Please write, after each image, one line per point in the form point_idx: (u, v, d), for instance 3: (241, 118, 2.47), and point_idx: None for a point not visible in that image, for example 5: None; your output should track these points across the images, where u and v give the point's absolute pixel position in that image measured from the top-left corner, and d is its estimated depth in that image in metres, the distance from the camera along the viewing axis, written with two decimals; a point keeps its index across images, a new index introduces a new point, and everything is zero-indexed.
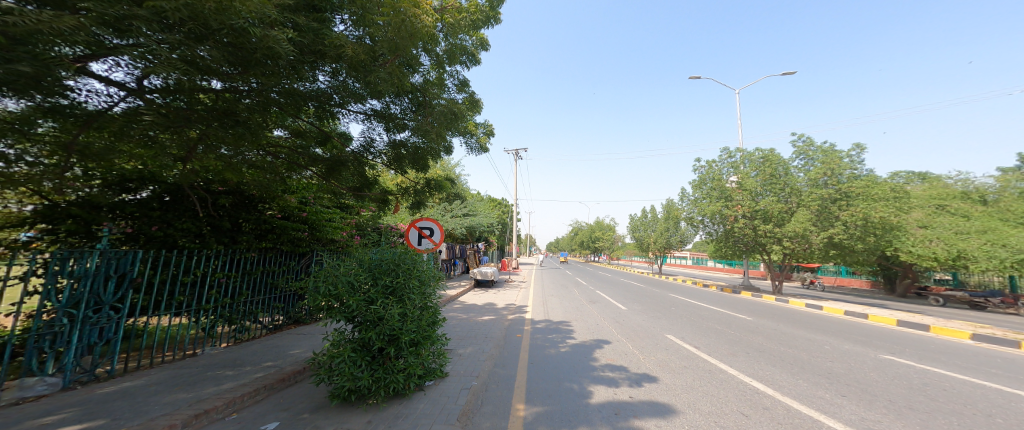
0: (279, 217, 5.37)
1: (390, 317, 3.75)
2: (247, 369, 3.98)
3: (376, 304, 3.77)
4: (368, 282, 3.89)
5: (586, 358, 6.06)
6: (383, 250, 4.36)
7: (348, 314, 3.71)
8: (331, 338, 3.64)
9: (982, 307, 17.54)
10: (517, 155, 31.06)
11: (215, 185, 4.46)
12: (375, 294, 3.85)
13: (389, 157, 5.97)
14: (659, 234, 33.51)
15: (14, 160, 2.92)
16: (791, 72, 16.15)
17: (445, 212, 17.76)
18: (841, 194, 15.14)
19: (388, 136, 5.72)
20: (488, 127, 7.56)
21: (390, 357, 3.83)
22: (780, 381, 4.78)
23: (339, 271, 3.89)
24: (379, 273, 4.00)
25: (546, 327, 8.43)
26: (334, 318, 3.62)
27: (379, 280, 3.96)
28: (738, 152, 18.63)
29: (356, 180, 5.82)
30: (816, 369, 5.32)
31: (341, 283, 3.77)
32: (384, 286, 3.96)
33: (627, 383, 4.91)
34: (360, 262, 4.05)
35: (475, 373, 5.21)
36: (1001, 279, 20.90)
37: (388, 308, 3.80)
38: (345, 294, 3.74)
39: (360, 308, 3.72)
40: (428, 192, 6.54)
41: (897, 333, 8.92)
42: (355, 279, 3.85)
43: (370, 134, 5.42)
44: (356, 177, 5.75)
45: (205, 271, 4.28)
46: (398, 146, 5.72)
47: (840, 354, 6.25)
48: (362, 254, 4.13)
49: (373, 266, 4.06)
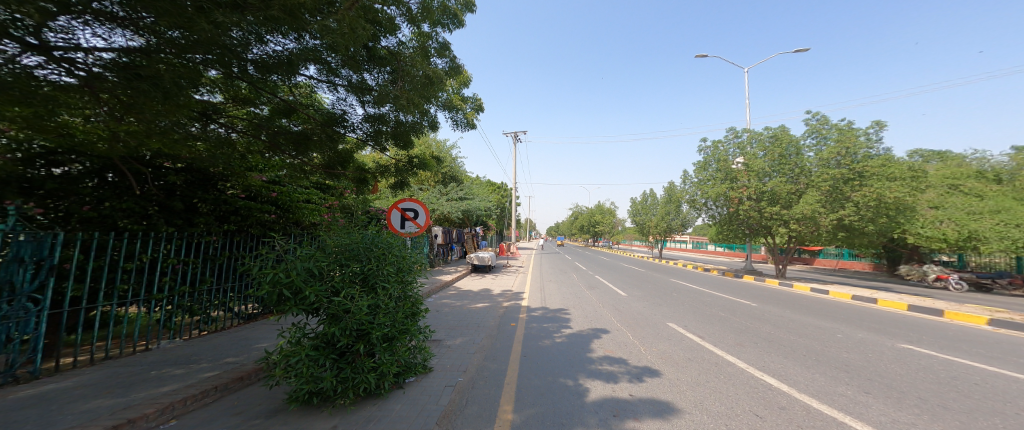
0: (244, 197, 4.79)
1: (358, 310, 3.30)
2: (201, 367, 3.58)
3: (342, 294, 3.31)
4: (333, 269, 3.41)
5: (583, 350, 5.63)
6: (353, 230, 3.87)
7: (307, 307, 3.22)
8: (287, 335, 3.18)
9: (989, 288, 17.17)
10: (516, 138, 30.30)
11: (166, 161, 3.89)
12: (341, 284, 3.38)
13: (369, 130, 5.44)
14: (661, 218, 32.98)
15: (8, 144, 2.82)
16: (804, 49, 15.52)
17: (441, 196, 17.23)
18: (854, 174, 14.50)
19: (366, 109, 5.16)
20: (479, 102, 6.92)
21: (360, 355, 3.42)
22: (794, 375, 4.34)
23: (298, 255, 3.37)
24: (347, 259, 3.52)
25: (542, 316, 8.02)
26: (288, 311, 3.12)
27: (347, 268, 3.47)
28: (745, 132, 17.99)
29: (330, 156, 5.33)
30: (831, 361, 4.85)
31: (299, 272, 3.25)
32: (354, 274, 3.50)
33: (626, 378, 4.49)
34: (326, 246, 3.55)
35: (462, 367, 4.82)
36: (1008, 261, 20.51)
37: (356, 299, 3.34)
38: (303, 284, 3.21)
39: (322, 299, 3.26)
40: (412, 170, 6.06)
41: (910, 319, 8.49)
42: (317, 265, 3.33)
43: (344, 105, 4.86)
44: (330, 154, 5.27)
45: (155, 257, 3.82)
46: (377, 120, 5.23)
47: (856, 343, 5.80)
48: (328, 238, 3.62)
49: (339, 251, 3.54)
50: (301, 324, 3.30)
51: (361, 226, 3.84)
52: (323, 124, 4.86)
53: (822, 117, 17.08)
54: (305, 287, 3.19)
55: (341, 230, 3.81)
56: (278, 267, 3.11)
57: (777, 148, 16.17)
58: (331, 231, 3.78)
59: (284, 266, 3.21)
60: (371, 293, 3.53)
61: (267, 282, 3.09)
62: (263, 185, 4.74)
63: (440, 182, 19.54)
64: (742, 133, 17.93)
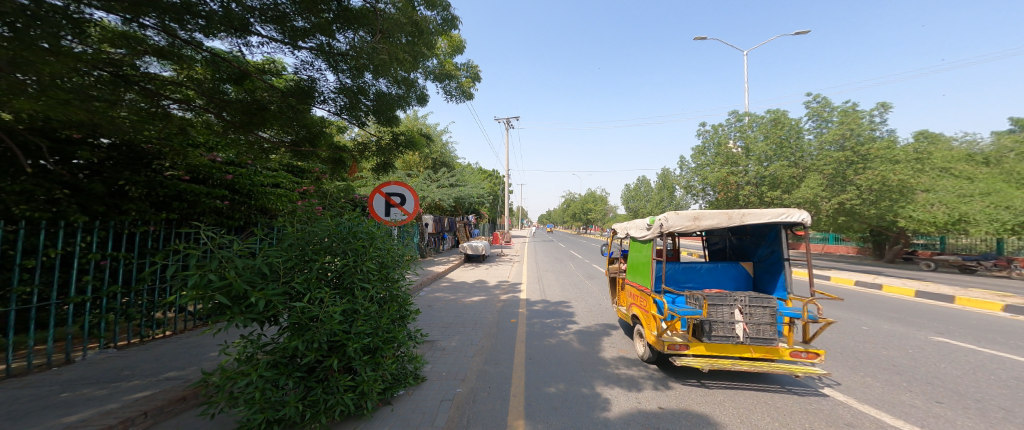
0: (187, 180, 3.92)
1: (328, 319, 2.49)
2: (133, 384, 2.83)
3: (309, 297, 2.49)
4: (295, 267, 2.60)
5: (594, 351, 5.06)
6: (319, 216, 3.10)
7: (258, 315, 2.30)
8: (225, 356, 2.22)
9: (974, 270, 18.07)
10: (507, 124, 29.45)
11: (78, 133, 3.05)
12: (306, 285, 2.56)
13: (345, 104, 4.64)
14: (655, 205, 32.77)
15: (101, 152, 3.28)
16: (805, 32, 15.20)
17: (431, 183, 16.33)
18: (858, 157, 14.41)
19: (342, 79, 4.36)
20: (474, 70, 6.12)
21: (333, 371, 2.67)
22: (843, 379, 3.58)
23: (241, 246, 2.40)
24: (315, 252, 2.73)
25: (543, 310, 7.40)
26: (228, 324, 2.15)
27: (312, 265, 2.65)
28: (745, 116, 17.62)
29: (296, 132, 4.52)
30: (873, 360, 4.07)
31: (243, 271, 2.29)
32: (323, 273, 2.71)
33: (650, 385, 3.89)
34: (285, 240, 2.73)
35: (460, 375, 4.18)
36: (987, 242, 21.54)
37: (325, 303, 2.54)
38: (250, 287, 2.28)
39: (281, 304, 2.37)
40: (398, 150, 5.36)
41: (917, 304, 8.03)
42: (272, 263, 2.50)
43: (315, 73, 4.07)
44: (298, 131, 4.49)
45: (70, 251, 3.06)
46: (356, 92, 4.45)
47: (888, 336, 5.23)
48: (287, 226, 2.82)
49: (304, 242, 2.73)
50: (251, 334, 2.43)
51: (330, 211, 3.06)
52: (288, 96, 4.04)
53: (823, 100, 16.74)
54: (252, 291, 2.24)
55: (305, 217, 3.03)
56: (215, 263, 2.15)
57: (777, 131, 15.80)
58: (288, 220, 2.96)
59: (221, 263, 2.21)
60: (344, 294, 2.80)
61: (191, 286, 2.08)
62: (214, 165, 3.86)
63: (431, 168, 18.70)
64: (742, 117, 17.49)
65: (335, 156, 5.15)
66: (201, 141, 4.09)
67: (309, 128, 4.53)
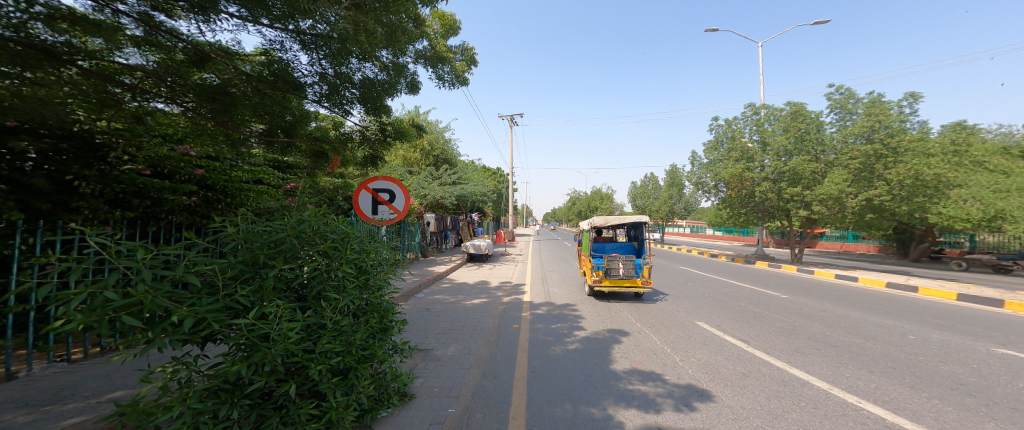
0: (149, 175, 3.50)
1: (282, 337, 1.99)
2: (54, 412, 2.39)
3: (257, 311, 1.97)
4: (243, 275, 2.07)
5: (604, 362, 4.56)
6: (276, 209, 2.52)
7: (189, 334, 1.78)
8: (145, 388, 1.72)
9: (1008, 269, 17.01)
10: (512, 121, 28.89)
11: (15, 122, 2.62)
12: (256, 296, 2.05)
13: (324, 90, 4.28)
14: (664, 202, 31.91)
15: (55, 139, 2.93)
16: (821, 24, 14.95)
17: (433, 180, 15.89)
18: (888, 150, 13.60)
19: (320, 62, 4.03)
20: (469, 52, 5.69)
21: (293, 397, 2.19)
22: (904, 402, 3.02)
23: (159, 253, 1.80)
24: (270, 256, 2.20)
25: (548, 314, 6.90)
26: (146, 351, 1.61)
27: (264, 271, 2.11)
28: (761, 109, 16.76)
29: (269, 119, 4.16)
30: (936, 378, 3.49)
31: (164, 283, 1.74)
32: (279, 280, 2.19)
33: (670, 405, 3.38)
34: (225, 242, 2.16)
35: (454, 392, 3.72)
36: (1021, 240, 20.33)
37: (280, 318, 2.03)
38: (173, 303, 1.74)
39: (218, 323, 1.85)
40: (385, 139, 5.09)
41: (958, 308, 7.36)
42: (214, 272, 1.95)
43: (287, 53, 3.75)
44: (272, 119, 4.08)
45: (7, 255, 2.75)
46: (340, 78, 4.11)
47: (942, 348, 4.63)
48: (236, 219, 2.28)
49: (254, 243, 2.19)
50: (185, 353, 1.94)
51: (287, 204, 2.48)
52: (258, 81, 3.69)
53: (846, 91, 15.91)
54: (175, 307, 1.71)
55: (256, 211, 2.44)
56: (117, 276, 1.59)
57: (797, 124, 14.94)
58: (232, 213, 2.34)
59: (127, 274, 1.66)
60: (307, 306, 2.32)
61: (79, 309, 1.52)
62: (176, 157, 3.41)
63: (433, 165, 18.31)
64: (759, 110, 16.64)
65: (316, 148, 4.80)
66: (174, 132, 3.76)
67: (283, 115, 4.13)
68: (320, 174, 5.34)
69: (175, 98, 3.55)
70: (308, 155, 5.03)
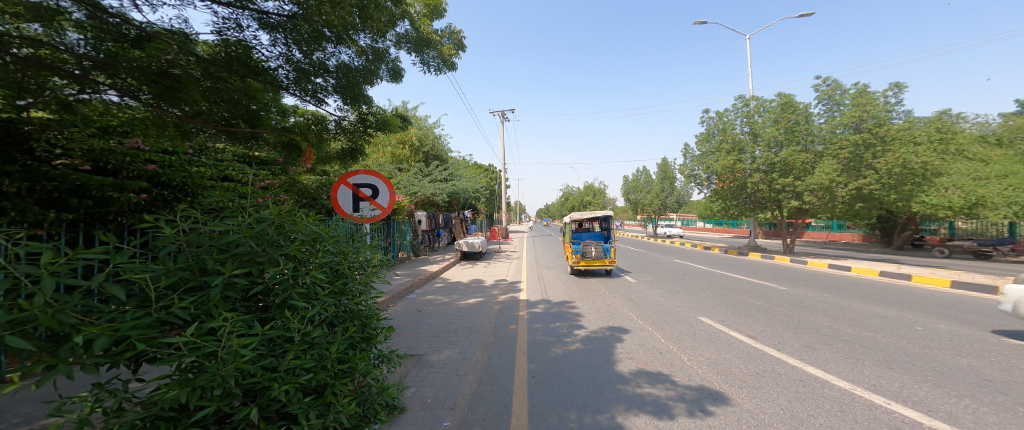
0: (86, 171, 3.05)
1: (233, 356, 1.63)
2: None
3: (200, 327, 1.58)
4: (185, 283, 1.67)
5: (607, 363, 4.28)
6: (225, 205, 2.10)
7: (107, 358, 1.37)
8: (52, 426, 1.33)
9: (990, 255, 17.42)
10: (502, 116, 28.42)
11: None
12: (200, 308, 1.66)
13: (292, 76, 3.99)
14: (656, 195, 31.99)
15: None
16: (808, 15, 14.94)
17: (422, 178, 15.44)
18: (876, 139, 13.67)
19: (285, 45, 3.74)
20: (457, 36, 5.35)
21: (255, 423, 1.83)
22: (934, 401, 2.83)
23: (67, 257, 1.40)
24: (221, 260, 1.81)
25: (545, 313, 6.61)
26: (49, 379, 1.18)
27: (210, 280, 1.72)
28: (751, 100, 16.73)
29: (228, 108, 3.67)
30: (959, 374, 3.33)
31: (72, 296, 1.34)
32: (230, 289, 1.81)
33: (684, 410, 3.13)
34: (157, 246, 1.74)
35: (449, 402, 3.40)
36: (999, 226, 20.88)
37: (230, 335, 1.64)
38: (86, 318, 1.35)
39: (147, 343, 1.46)
40: (369, 128, 4.79)
41: (954, 297, 7.36)
42: (147, 281, 1.56)
43: (244, 34, 3.43)
44: (233, 108, 3.65)
45: None
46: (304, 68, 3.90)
47: (953, 340, 4.50)
48: (181, 215, 1.89)
49: (202, 245, 1.80)
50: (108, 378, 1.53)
51: (240, 200, 2.07)
52: (208, 63, 3.26)
53: (834, 81, 15.97)
54: (85, 325, 1.31)
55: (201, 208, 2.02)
56: (2, 285, 1.18)
57: (787, 115, 14.94)
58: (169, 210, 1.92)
59: (19, 283, 1.25)
60: (267, 318, 1.95)
61: None
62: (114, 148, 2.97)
63: (423, 162, 17.85)
64: (749, 101, 16.58)
65: (284, 139, 4.45)
66: (110, 124, 3.31)
67: (248, 106, 3.74)
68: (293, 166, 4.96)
69: (128, 90, 3.06)
70: (279, 148, 4.64)
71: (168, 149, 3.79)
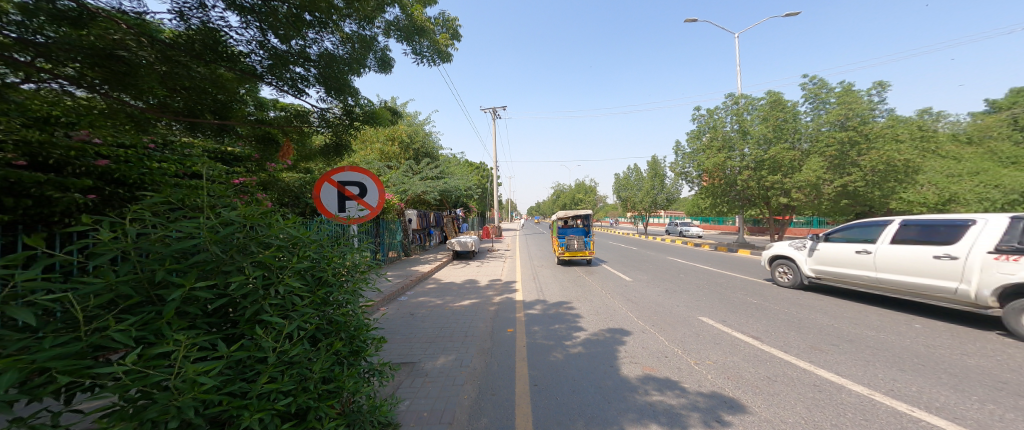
0: (22, 166, 2.60)
1: (192, 384, 1.31)
2: None
3: (149, 351, 1.26)
4: (130, 299, 1.34)
5: (612, 368, 4.10)
6: (184, 204, 1.76)
7: (20, 394, 1.04)
8: None
9: None
10: (494, 112, 28.05)
11: None
12: (148, 329, 1.32)
13: (267, 62, 3.62)
14: (646, 193, 32.19)
15: None
16: (795, 14, 15.06)
17: (412, 175, 15.04)
18: (861, 137, 13.87)
19: (258, 29, 3.39)
20: (451, 24, 5.03)
21: None
22: (956, 407, 2.74)
23: None
24: (177, 270, 1.48)
25: (543, 314, 6.40)
26: None
27: (164, 294, 1.39)
28: (741, 98, 16.84)
29: (190, 97, 3.26)
30: (973, 376, 3.28)
31: None
32: (190, 303, 1.49)
33: (699, 420, 2.96)
34: (93, 253, 1.39)
35: (447, 416, 3.14)
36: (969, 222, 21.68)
37: (186, 361, 1.31)
38: None
39: (76, 373, 1.14)
40: (359, 122, 4.51)
41: None
42: (76, 298, 1.23)
43: (210, 15, 3.08)
44: (196, 98, 3.28)
45: None
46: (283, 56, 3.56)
47: (956, 338, 4.50)
48: (128, 215, 1.56)
49: (153, 254, 1.46)
50: (29, 414, 1.19)
51: (203, 199, 1.74)
52: (162, 45, 2.89)
53: (820, 80, 16.17)
54: None
55: (152, 208, 1.67)
56: None
57: (776, 113, 15.10)
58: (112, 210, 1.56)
59: None
60: (234, 335, 1.63)
61: None
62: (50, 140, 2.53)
63: (413, 159, 17.42)
64: (738, 99, 16.70)
65: (261, 132, 4.06)
66: (52, 114, 2.81)
67: (216, 97, 3.37)
68: (271, 162, 4.58)
69: (79, 80, 2.69)
70: (253, 141, 4.25)
71: (127, 143, 3.38)
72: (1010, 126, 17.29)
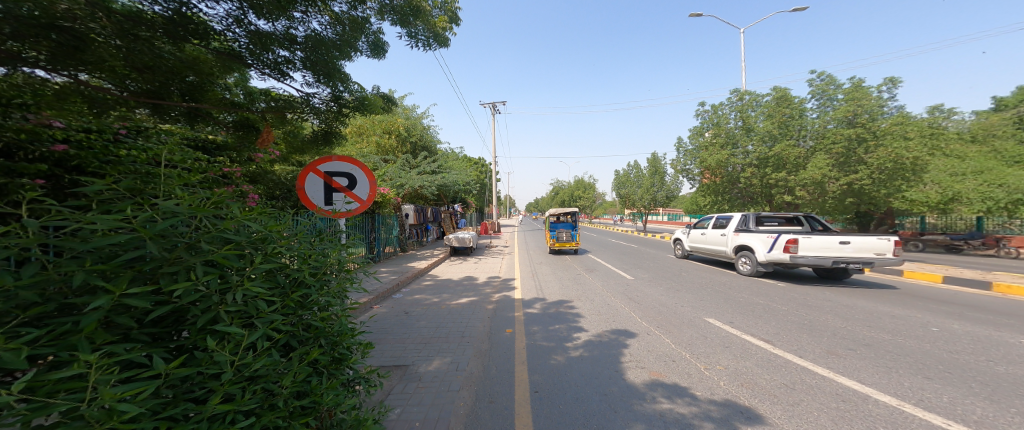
0: None
1: (111, 413, 1.02)
2: None
3: (51, 376, 0.96)
4: (35, 308, 1.05)
5: (617, 373, 3.86)
6: (130, 194, 1.49)
7: None
8: None
9: (961, 249, 17.70)
10: (494, 106, 27.65)
11: None
12: (58, 344, 1.03)
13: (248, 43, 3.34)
14: (646, 190, 31.92)
15: None
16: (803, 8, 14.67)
17: (409, 169, 14.74)
18: (868, 134, 13.61)
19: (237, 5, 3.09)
20: (451, 6, 4.72)
21: None
22: (994, 421, 2.53)
23: None
24: (107, 270, 1.20)
25: (543, 314, 6.15)
26: None
27: (83, 300, 1.10)
28: (746, 94, 16.54)
29: (154, 78, 2.98)
30: (1005, 385, 3.06)
31: None
32: (123, 312, 1.21)
33: None
34: None
35: (440, 426, 2.90)
36: (968, 221, 21.57)
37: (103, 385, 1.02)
38: None
39: None
40: (351, 111, 4.25)
41: (950, 294, 7.31)
42: None
43: None
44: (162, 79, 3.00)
45: None
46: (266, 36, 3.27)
47: (977, 343, 4.28)
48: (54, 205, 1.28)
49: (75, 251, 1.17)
50: None
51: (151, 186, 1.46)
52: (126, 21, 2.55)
53: (827, 76, 15.88)
54: None
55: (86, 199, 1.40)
56: None
57: (782, 109, 14.83)
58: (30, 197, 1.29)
59: None
60: (183, 348, 1.36)
61: None
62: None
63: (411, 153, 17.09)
64: (743, 95, 16.42)
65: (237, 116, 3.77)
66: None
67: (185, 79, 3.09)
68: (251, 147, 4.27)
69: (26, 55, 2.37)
70: (230, 126, 3.95)
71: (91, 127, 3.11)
72: (1016, 125, 17.07)
